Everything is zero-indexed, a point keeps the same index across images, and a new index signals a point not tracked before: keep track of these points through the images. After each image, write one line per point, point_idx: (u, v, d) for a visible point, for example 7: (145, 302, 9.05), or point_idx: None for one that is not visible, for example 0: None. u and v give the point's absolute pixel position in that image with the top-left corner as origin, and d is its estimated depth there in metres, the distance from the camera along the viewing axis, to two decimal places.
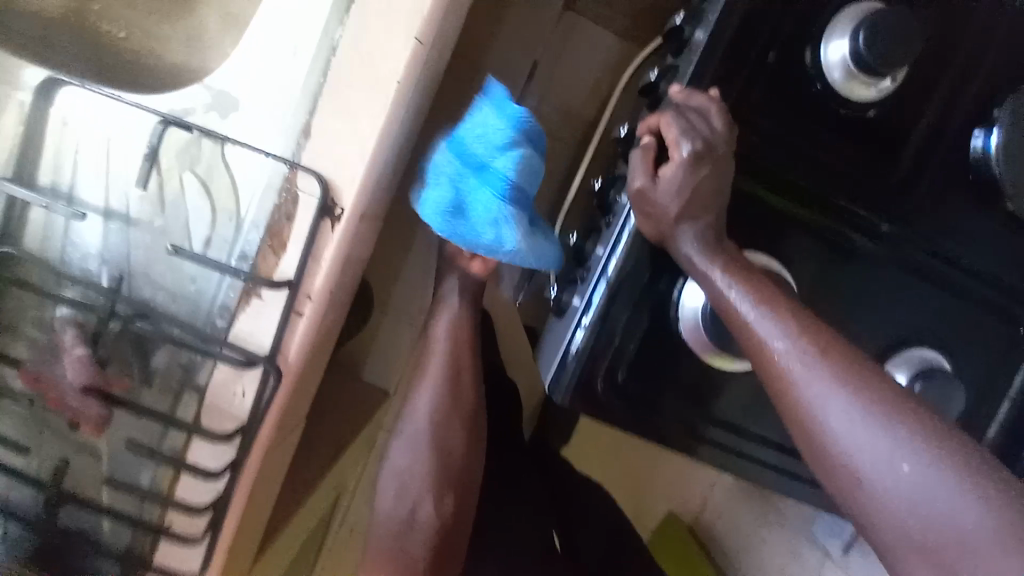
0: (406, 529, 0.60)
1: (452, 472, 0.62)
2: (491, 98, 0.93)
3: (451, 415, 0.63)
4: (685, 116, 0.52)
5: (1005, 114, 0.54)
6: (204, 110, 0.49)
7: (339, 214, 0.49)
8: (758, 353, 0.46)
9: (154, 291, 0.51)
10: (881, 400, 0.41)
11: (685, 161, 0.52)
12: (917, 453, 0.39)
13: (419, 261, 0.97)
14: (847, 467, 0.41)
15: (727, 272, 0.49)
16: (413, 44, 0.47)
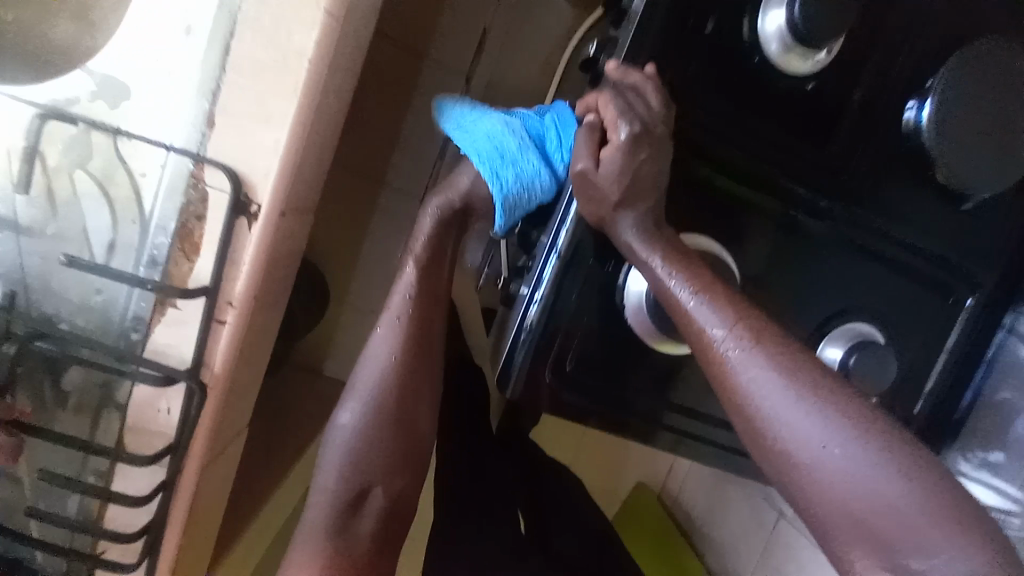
0: (350, 510, 0.55)
1: (404, 454, 0.57)
2: (439, 70, 0.87)
3: (409, 390, 0.58)
4: (622, 96, 0.50)
5: (937, 86, 0.55)
6: (89, 98, 0.44)
7: (256, 213, 0.46)
8: (698, 340, 0.46)
9: (58, 304, 0.46)
10: (812, 382, 0.43)
11: (625, 146, 0.50)
12: (844, 431, 0.40)
13: (373, 248, 0.94)
14: (782, 448, 0.42)
15: (665, 259, 0.49)
16: (323, 18, 0.43)
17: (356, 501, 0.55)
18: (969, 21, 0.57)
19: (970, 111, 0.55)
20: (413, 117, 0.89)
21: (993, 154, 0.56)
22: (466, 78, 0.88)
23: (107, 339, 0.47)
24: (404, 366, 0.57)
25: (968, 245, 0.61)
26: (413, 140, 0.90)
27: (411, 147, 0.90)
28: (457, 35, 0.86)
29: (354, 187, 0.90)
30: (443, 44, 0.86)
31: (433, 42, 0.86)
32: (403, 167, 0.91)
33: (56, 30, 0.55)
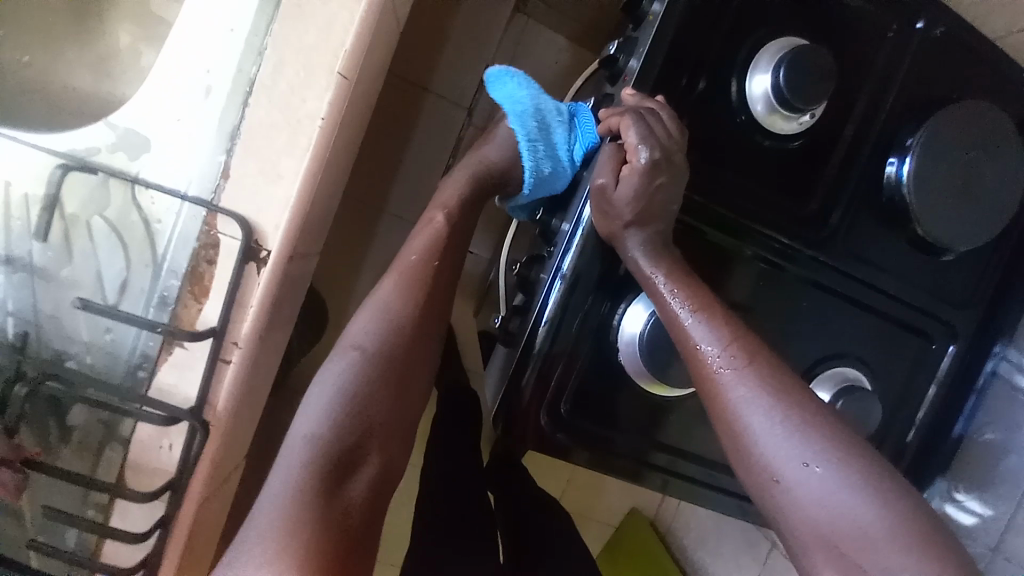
0: (337, 476, 0.46)
1: (401, 403, 0.51)
2: (443, 100, 0.90)
3: (410, 334, 0.54)
4: (639, 117, 0.52)
5: (917, 143, 0.58)
6: (109, 150, 0.46)
7: (265, 258, 0.47)
8: (690, 353, 0.48)
9: (68, 342, 0.48)
10: (794, 406, 0.44)
11: (642, 168, 0.52)
12: (826, 456, 0.41)
13: (373, 272, 0.94)
14: (763, 464, 0.43)
15: (667, 276, 0.51)
16: (336, 80, 0.46)
17: (347, 464, 0.47)
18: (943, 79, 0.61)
19: (945, 171, 0.58)
20: (417, 144, 0.91)
21: (969, 211, 0.59)
22: (467, 110, 0.91)
23: (112, 377, 0.48)
24: (409, 314, 0.54)
25: (948, 294, 0.64)
26: (416, 165, 0.92)
27: (413, 172, 0.92)
28: (464, 69, 0.89)
29: (357, 212, 0.91)
30: (447, 76, 0.89)
31: (436, 74, 0.89)
32: (406, 192, 0.93)
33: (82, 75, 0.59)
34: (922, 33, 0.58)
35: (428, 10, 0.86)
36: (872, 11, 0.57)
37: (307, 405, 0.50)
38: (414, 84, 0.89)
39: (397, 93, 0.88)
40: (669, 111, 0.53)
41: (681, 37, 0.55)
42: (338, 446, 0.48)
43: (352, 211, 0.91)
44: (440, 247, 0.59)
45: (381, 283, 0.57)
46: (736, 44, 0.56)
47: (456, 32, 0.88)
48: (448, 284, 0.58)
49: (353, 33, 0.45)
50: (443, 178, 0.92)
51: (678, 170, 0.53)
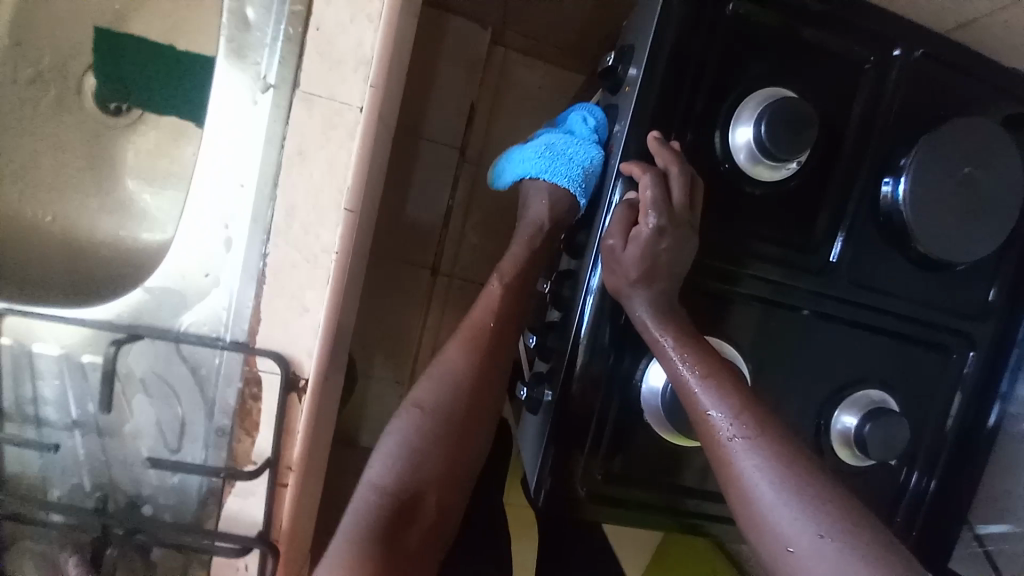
0: (398, 518, 0.53)
1: (462, 459, 0.57)
2: (434, 147, 0.91)
3: (469, 401, 0.59)
4: (657, 180, 0.54)
5: (910, 163, 0.59)
6: (151, 314, 0.50)
7: (304, 385, 0.51)
8: (701, 420, 0.50)
9: (140, 490, 0.53)
10: (801, 475, 0.46)
11: (650, 231, 0.54)
12: (836, 529, 0.43)
13: (394, 325, 0.94)
14: (775, 533, 0.45)
15: (675, 338, 0.53)
16: (344, 214, 0.50)
17: (406, 510, 0.54)
18: (930, 82, 0.61)
19: (941, 189, 0.59)
20: (417, 189, 0.91)
21: (969, 226, 0.59)
22: (460, 151, 0.92)
23: (186, 513, 0.53)
24: (471, 376, 0.59)
25: (960, 299, 0.65)
26: (421, 218, 0.93)
27: (419, 223, 0.93)
28: (451, 111, 0.91)
29: (371, 273, 0.93)
30: (435, 121, 0.90)
31: (425, 124, 0.90)
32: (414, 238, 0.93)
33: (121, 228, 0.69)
34: (902, 58, 0.60)
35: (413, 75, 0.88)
36: (842, 44, 0.59)
37: (379, 450, 0.56)
38: (407, 141, 0.90)
39: (393, 151, 0.90)
40: (687, 178, 0.55)
41: (662, 101, 0.57)
42: (401, 495, 0.53)
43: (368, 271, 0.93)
44: (506, 306, 0.63)
45: (451, 348, 0.61)
46: (719, 99, 0.58)
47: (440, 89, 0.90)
48: (508, 339, 0.62)
49: (352, 172, 0.49)
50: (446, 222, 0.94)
51: (681, 236, 0.55)
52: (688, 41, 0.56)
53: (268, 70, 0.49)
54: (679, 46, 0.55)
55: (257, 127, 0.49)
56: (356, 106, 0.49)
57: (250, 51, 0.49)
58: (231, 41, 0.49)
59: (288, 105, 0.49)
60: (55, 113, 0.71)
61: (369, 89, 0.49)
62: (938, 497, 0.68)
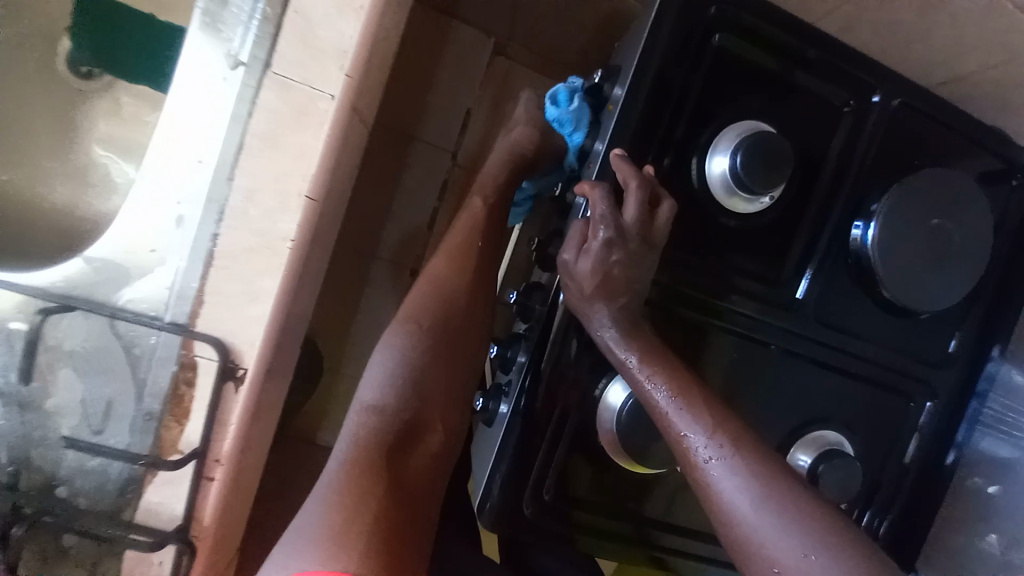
0: (401, 442, 0.51)
1: (453, 386, 0.57)
2: (426, 144, 0.89)
3: (458, 320, 0.59)
4: (606, 198, 0.52)
5: (881, 210, 0.59)
6: (89, 285, 0.48)
7: (243, 376, 0.49)
8: (677, 446, 0.47)
9: (55, 470, 0.50)
10: (784, 495, 0.43)
11: (599, 248, 0.52)
12: (828, 545, 0.40)
13: (368, 319, 0.91)
14: (763, 555, 0.42)
15: (640, 359, 0.51)
16: (304, 203, 0.49)
17: (408, 431, 0.52)
18: (906, 132, 0.62)
19: (910, 236, 0.59)
20: (407, 182, 0.89)
21: (933, 278, 0.60)
22: (453, 153, 0.90)
23: (104, 498, 0.50)
24: (460, 296, 0.60)
25: (923, 350, 0.65)
26: (402, 215, 0.90)
27: (400, 218, 0.90)
28: (445, 110, 0.89)
29: (346, 262, 0.89)
30: (427, 119, 0.89)
31: (417, 120, 0.88)
32: (392, 235, 0.91)
33: (87, 202, 0.67)
34: (879, 105, 0.60)
35: (406, 67, 0.86)
36: (824, 84, 0.59)
37: (366, 377, 0.56)
38: (398, 132, 0.88)
39: (383, 140, 0.88)
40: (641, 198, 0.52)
41: (643, 121, 0.56)
42: (401, 414, 0.53)
43: (342, 261, 0.89)
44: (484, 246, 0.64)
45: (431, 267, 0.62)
46: (697, 124, 0.58)
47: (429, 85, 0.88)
48: (488, 265, 0.64)
49: (317, 164, 0.49)
50: (432, 221, 0.91)
51: (634, 253, 0.53)
52: (671, 64, 0.56)
53: (240, 48, 0.48)
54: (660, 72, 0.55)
55: (224, 101, 0.48)
56: (329, 94, 0.49)
57: (225, 26, 0.49)
58: (205, 15, 0.49)
59: (257, 85, 0.48)
60: (24, 71, 0.69)
61: (343, 79, 0.48)
62: (888, 544, 0.67)
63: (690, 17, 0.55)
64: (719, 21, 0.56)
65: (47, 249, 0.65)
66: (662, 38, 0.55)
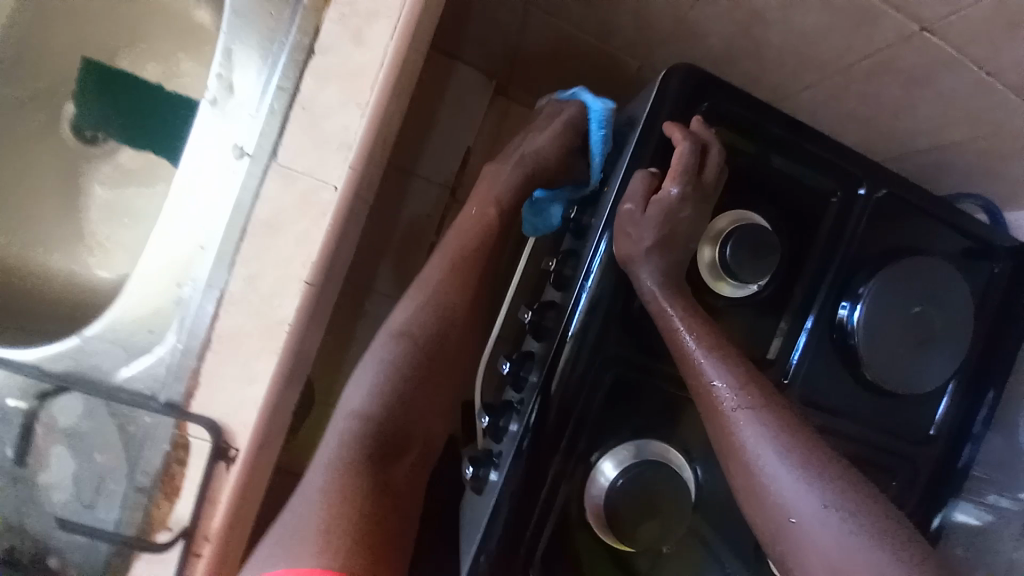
0: (385, 446, 0.56)
1: (440, 391, 0.61)
2: (425, 186, 0.90)
3: (448, 323, 0.62)
4: (693, 148, 0.54)
5: (867, 292, 0.60)
6: (89, 363, 0.49)
7: (234, 456, 0.50)
8: (704, 387, 0.50)
9: (43, 545, 0.50)
10: (810, 451, 0.46)
11: (661, 259, 0.54)
12: (844, 502, 0.44)
13: (362, 352, 0.89)
14: (779, 505, 0.45)
15: (683, 317, 0.52)
16: (302, 288, 0.49)
17: (391, 434, 0.57)
18: (891, 218, 0.64)
19: (893, 322, 0.60)
20: (406, 218, 0.89)
21: (916, 363, 0.61)
22: (451, 191, 0.91)
23: (91, 573, 0.50)
24: (452, 299, 0.62)
25: (906, 427, 0.66)
26: (400, 253, 0.90)
27: (397, 256, 0.90)
28: (446, 152, 0.90)
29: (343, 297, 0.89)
30: (427, 162, 0.90)
31: (418, 161, 0.89)
32: (388, 271, 0.90)
33: (96, 265, 0.70)
34: (866, 196, 0.62)
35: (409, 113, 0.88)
36: (813, 175, 0.61)
37: (354, 384, 0.60)
38: (400, 171, 0.88)
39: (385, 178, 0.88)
40: (694, 192, 0.55)
41: None
42: (385, 419, 0.57)
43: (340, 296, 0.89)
44: (476, 248, 0.65)
45: (428, 271, 0.65)
46: (703, 202, 0.56)
47: (435, 130, 0.89)
48: (485, 263, 0.65)
49: (318, 252, 0.49)
50: (428, 260, 0.91)
51: (673, 293, 0.53)
52: (666, 153, 0.57)
53: (246, 142, 0.49)
54: (668, 119, 0.57)
55: (229, 187, 0.50)
56: (332, 185, 0.49)
57: (233, 113, 0.51)
58: (214, 105, 0.52)
59: (261, 175, 0.48)
60: (41, 136, 0.74)
61: (348, 171, 0.49)
62: None
63: (687, 110, 0.58)
64: (713, 115, 0.59)
65: (54, 309, 0.67)
66: (657, 132, 0.57)
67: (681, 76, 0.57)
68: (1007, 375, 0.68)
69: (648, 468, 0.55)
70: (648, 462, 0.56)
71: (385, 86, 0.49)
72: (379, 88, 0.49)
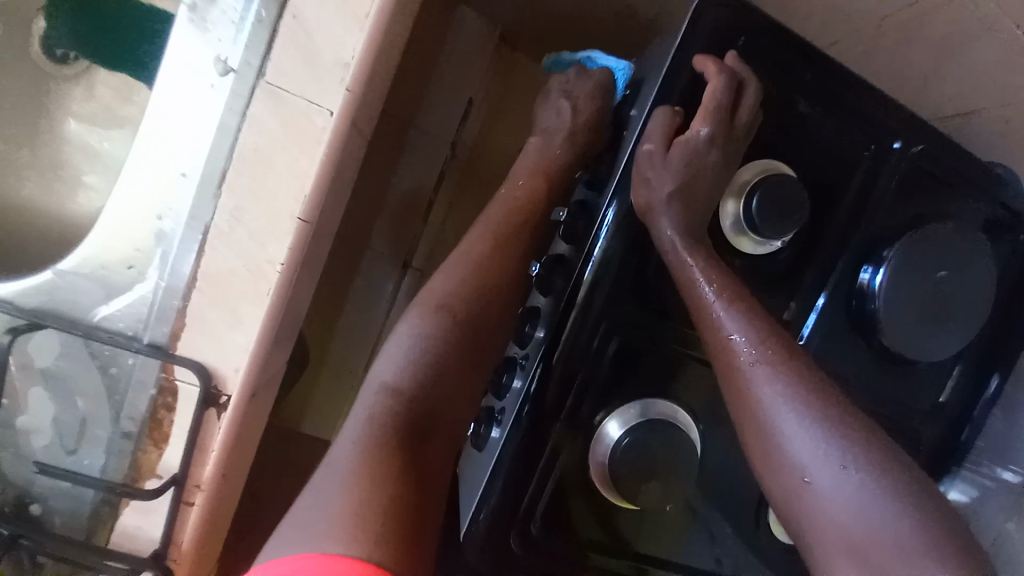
0: (415, 425, 0.51)
1: (477, 367, 0.56)
2: (426, 132, 0.84)
3: (489, 294, 0.57)
4: (728, 84, 0.50)
5: (892, 255, 0.57)
6: (64, 301, 0.45)
7: (225, 403, 0.47)
8: (720, 342, 0.48)
9: (26, 490, 0.48)
10: (829, 410, 0.44)
11: (683, 208, 0.51)
12: (865, 462, 0.42)
13: (359, 306, 0.86)
14: (794, 463, 0.44)
15: (705, 270, 0.49)
16: (297, 225, 0.45)
17: (422, 410, 0.52)
18: (924, 177, 0.60)
19: (916, 287, 0.58)
20: (406, 166, 0.84)
21: (935, 330, 0.59)
22: (453, 139, 0.86)
23: (78, 519, 0.48)
24: (492, 268, 0.58)
25: (916, 396, 0.65)
26: (398, 203, 0.85)
27: (396, 206, 0.85)
28: (449, 96, 0.84)
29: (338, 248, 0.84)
30: (429, 106, 0.84)
31: (419, 105, 0.83)
32: (387, 223, 0.85)
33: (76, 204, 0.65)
34: (900, 152, 0.59)
35: (411, 50, 0.81)
36: (846, 127, 0.57)
37: (384, 356, 0.55)
38: (401, 116, 0.83)
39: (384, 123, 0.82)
40: (723, 136, 0.51)
41: None
42: (419, 394, 0.52)
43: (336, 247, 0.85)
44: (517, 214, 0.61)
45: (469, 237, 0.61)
46: (731, 149, 0.52)
47: (439, 72, 0.83)
48: (531, 230, 0.61)
49: (313, 185, 0.45)
50: (428, 211, 0.86)
51: (694, 246, 0.50)
52: (692, 95, 0.53)
53: (230, 54, 0.44)
54: (699, 54, 0.52)
55: (213, 111, 0.45)
56: (327, 111, 0.45)
57: (213, 22, 0.44)
58: (191, 11, 0.44)
59: (249, 95, 0.44)
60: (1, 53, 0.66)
61: (344, 94, 0.44)
62: None
63: (717, 48, 0.53)
64: (746, 54, 0.54)
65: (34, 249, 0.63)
66: (684, 70, 0.53)
67: (714, 8, 0.52)
68: (1021, 345, 0.66)
69: (655, 429, 0.53)
70: (655, 423, 0.54)
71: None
72: (381, 1, 0.44)
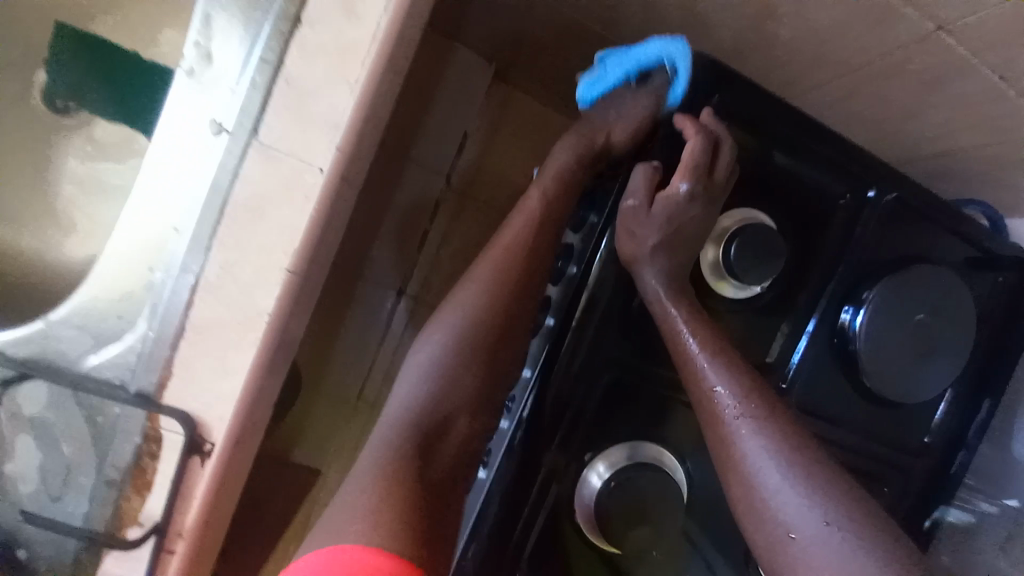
0: (436, 440, 0.54)
1: (490, 373, 0.55)
2: (420, 168, 0.86)
3: (501, 302, 0.56)
4: (704, 143, 0.51)
5: (871, 298, 0.58)
6: (56, 350, 0.46)
7: (209, 451, 0.47)
8: (704, 394, 0.48)
9: (8, 538, 0.48)
10: (812, 465, 0.45)
11: (662, 258, 0.52)
12: (847, 519, 0.42)
13: (351, 338, 0.86)
14: (778, 518, 0.44)
15: (686, 319, 0.50)
16: (284, 275, 0.46)
17: (439, 427, 0.54)
18: (900, 222, 0.62)
19: (896, 330, 0.59)
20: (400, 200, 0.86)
21: (916, 372, 0.60)
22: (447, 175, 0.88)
23: (59, 567, 0.48)
24: (496, 279, 0.57)
25: (901, 436, 0.65)
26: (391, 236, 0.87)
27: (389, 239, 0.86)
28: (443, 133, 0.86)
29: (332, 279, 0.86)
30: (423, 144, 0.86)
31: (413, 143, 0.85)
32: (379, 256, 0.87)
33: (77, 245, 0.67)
34: (875, 200, 0.60)
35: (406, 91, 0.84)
36: (823, 175, 0.59)
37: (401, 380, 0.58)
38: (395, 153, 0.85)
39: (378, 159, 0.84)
40: (701, 190, 0.53)
41: None
42: (434, 414, 0.54)
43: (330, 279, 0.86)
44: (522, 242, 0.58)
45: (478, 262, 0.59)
46: (711, 199, 0.53)
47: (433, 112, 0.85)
48: (537, 239, 0.58)
49: (301, 237, 0.46)
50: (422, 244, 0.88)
51: (673, 295, 0.51)
52: (672, 146, 0.55)
53: (225, 114, 0.46)
54: (676, 113, 0.55)
55: (206, 166, 0.46)
56: (317, 166, 0.46)
57: (210, 81, 0.46)
58: (191, 73, 0.46)
59: (242, 152, 0.46)
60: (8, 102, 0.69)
61: (333, 151, 0.46)
62: None
63: (695, 103, 0.55)
64: (722, 107, 0.56)
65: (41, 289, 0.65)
66: None
67: (692, 64, 0.54)
68: (1004, 385, 0.67)
69: (641, 472, 0.53)
70: (641, 466, 0.54)
71: (378, 58, 0.46)
72: (370, 64, 0.46)
